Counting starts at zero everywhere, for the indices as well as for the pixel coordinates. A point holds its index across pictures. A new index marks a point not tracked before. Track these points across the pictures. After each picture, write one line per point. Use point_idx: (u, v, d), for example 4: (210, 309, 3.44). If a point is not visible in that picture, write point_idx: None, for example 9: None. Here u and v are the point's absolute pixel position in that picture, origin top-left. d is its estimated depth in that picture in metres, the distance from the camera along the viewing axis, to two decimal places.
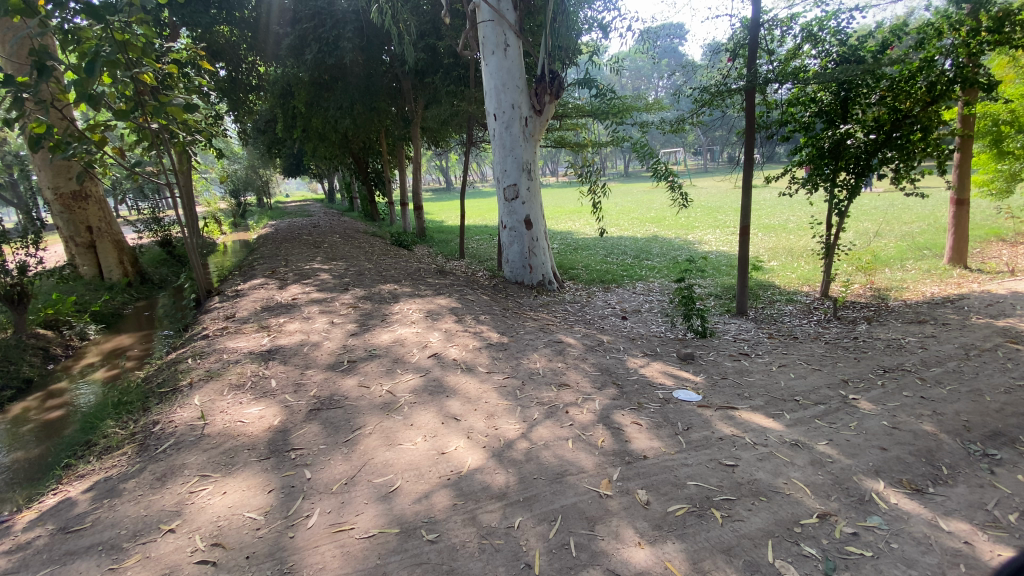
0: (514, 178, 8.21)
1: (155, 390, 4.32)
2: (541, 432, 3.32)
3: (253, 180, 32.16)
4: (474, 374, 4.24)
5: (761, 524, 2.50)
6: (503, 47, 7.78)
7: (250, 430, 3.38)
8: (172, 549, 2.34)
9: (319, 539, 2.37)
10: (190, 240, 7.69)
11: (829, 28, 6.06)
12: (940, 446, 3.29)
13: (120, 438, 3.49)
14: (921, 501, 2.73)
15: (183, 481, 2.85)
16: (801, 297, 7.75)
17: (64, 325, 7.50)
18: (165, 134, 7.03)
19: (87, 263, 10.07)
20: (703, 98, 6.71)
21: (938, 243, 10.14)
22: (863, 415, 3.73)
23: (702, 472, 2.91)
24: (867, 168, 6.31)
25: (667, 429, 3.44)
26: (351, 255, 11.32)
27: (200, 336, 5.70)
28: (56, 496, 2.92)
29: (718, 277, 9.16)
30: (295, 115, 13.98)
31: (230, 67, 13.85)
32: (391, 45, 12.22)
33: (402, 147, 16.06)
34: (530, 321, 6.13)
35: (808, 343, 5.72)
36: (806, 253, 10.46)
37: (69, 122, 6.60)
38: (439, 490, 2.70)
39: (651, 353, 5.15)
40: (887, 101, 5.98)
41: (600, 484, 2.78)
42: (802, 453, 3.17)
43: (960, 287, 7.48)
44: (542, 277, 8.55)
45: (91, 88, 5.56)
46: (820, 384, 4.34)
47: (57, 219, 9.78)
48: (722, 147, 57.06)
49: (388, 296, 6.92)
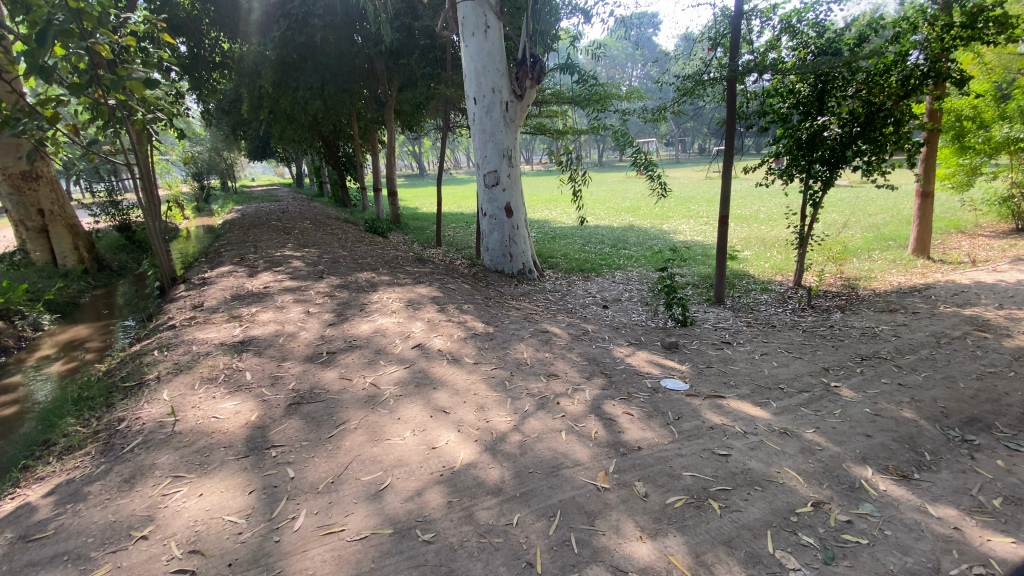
0: (494, 164, 8.04)
1: (119, 384, 4.04)
2: (533, 425, 3.24)
3: (217, 164, 30.87)
4: (460, 365, 4.12)
5: (759, 515, 2.49)
6: (484, 28, 7.56)
7: (225, 426, 3.19)
8: (146, 559, 2.16)
9: (307, 543, 2.24)
10: (151, 225, 7.26)
11: (807, 21, 6.14)
12: (920, 432, 3.37)
13: (82, 437, 3.24)
14: (909, 488, 2.78)
15: (154, 483, 2.66)
16: (775, 286, 7.90)
17: (16, 314, 6.98)
18: (123, 111, 6.59)
19: (40, 248, 9.44)
20: (685, 87, 6.66)
21: (902, 235, 10.45)
22: (846, 402, 3.79)
23: (697, 463, 2.89)
24: (842, 160, 6.31)
25: (658, 419, 3.41)
26: (323, 242, 10.98)
27: (166, 327, 5.37)
28: (14, 501, 2.69)
29: (695, 267, 9.26)
30: (262, 95, 13.28)
31: (191, 43, 12.92)
32: (364, 24, 11.77)
33: (376, 131, 15.60)
34: (513, 311, 6.03)
35: (786, 331, 5.82)
36: (778, 242, 10.70)
37: (16, 97, 6.09)
38: (432, 487, 2.60)
39: (636, 342, 5.12)
40: (861, 95, 6.08)
41: (597, 477, 2.73)
42: (791, 442, 3.19)
43: (924, 276, 7.75)
44: (522, 266, 8.44)
45: (42, 59, 5.10)
46: (803, 372, 4.41)
47: (6, 200, 9.09)
48: (693, 137, 57.89)
49: (366, 284, 6.70)
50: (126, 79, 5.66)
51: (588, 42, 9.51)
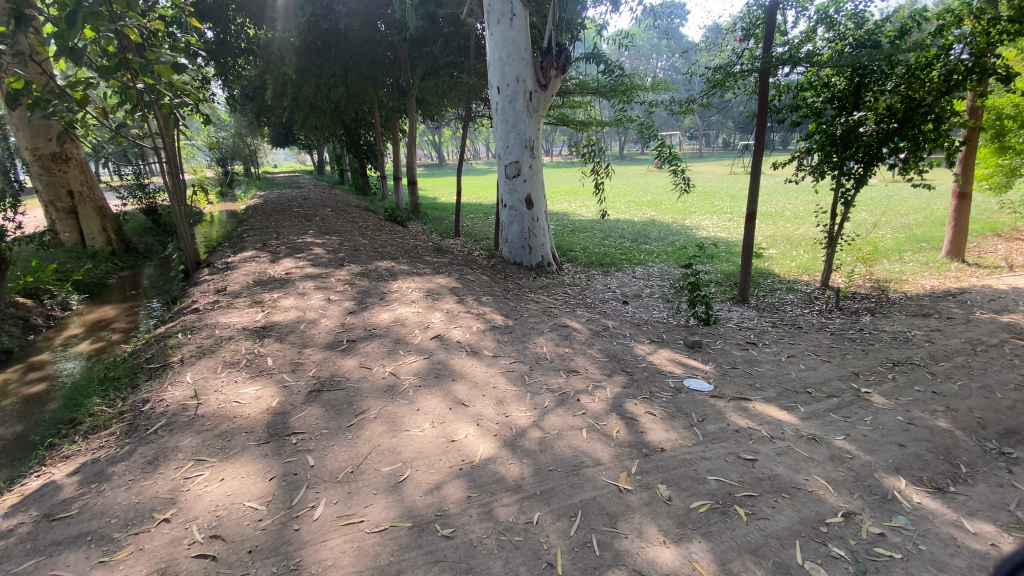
0: (516, 155, 7.94)
1: (144, 365, 4.11)
2: (553, 421, 3.20)
3: (240, 150, 31.28)
4: (479, 357, 4.09)
5: (787, 523, 2.41)
6: (509, 15, 7.40)
7: (247, 412, 3.20)
8: (168, 542, 2.18)
9: (327, 532, 2.23)
10: (176, 208, 7.31)
11: (845, 11, 5.88)
12: (956, 443, 3.23)
13: (107, 417, 3.29)
14: (944, 501, 2.66)
15: (177, 466, 2.68)
16: (801, 286, 7.69)
17: (45, 294, 7.16)
18: (151, 95, 6.65)
19: (69, 230, 9.66)
20: (715, 79, 6.44)
21: (936, 237, 10.08)
22: (877, 409, 3.66)
23: (722, 466, 2.81)
24: (876, 157, 6.05)
25: (682, 420, 3.33)
26: (344, 230, 11.03)
27: (190, 310, 5.44)
28: (39, 479, 2.73)
29: (718, 264, 9.06)
30: (286, 84, 13.03)
31: (218, 29, 13.02)
32: (389, 11, 11.71)
33: (397, 120, 15.56)
34: (532, 304, 5.97)
35: (813, 333, 5.66)
36: (805, 241, 10.42)
37: (48, 79, 6.17)
38: (452, 481, 2.58)
39: (658, 340, 5.03)
40: (901, 89, 5.80)
41: (618, 478, 2.67)
42: (820, 448, 3.09)
43: (959, 280, 7.47)
44: (541, 259, 8.35)
45: (72, 41, 5.13)
46: (831, 376, 4.27)
47: (36, 181, 9.30)
48: (717, 131, 56.82)
49: (386, 273, 6.68)
50: (154, 63, 5.65)
51: (614, 31, 9.22)
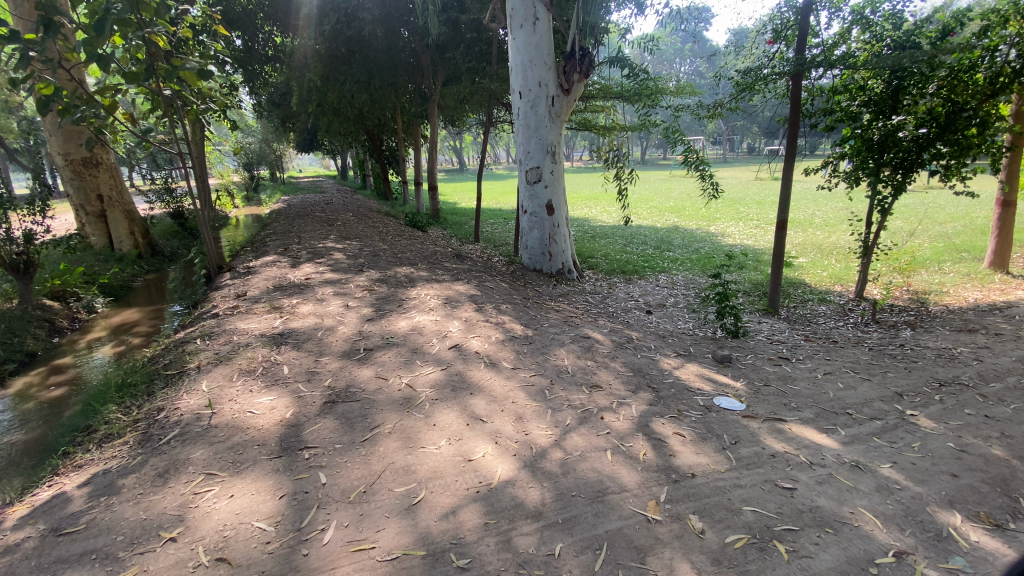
0: (536, 161, 7.81)
1: (161, 371, 4.08)
2: (576, 441, 3.04)
3: (265, 154, 31.88)
4: (498, 370, 3.94)
5: (832, 563, 2.20)
6: (532, 20, 7.27)
7: (260, 423, 3.12)
8: (172, 564, 2.09)
9: (337, 559, 2.11)
10: (202, 213, 7.29)
11: (882, 12, 5.57)
12: (1014, 474, 2.96)
13: (122, 425, 3.25)
14: (1006, 540, 2.42)
15: (187, 480, 2.61)
16: (834, 297, 7.37)
17: (71, 297, 7.31)
18: (178, 101, 6.71)
19: (98, 233, 9.86)
20: (745, 82, 6.16)
21: (977, 247, 9.54)
22: (925, 434, 3.40)
23: (759, 496, 2.61)
24: (916, 164, 5.72)
25: (713, 442, 3.13)
26: (365, 235, 11.05)
27: (209, 315, 5.42)
28: (51, 489, 2.69)
29: (746, 274, 8.74)
30: (311, 90, 13.20)
31: (246, 37, 13.32)
32: (412, 17, 11.78)
33: (419, 125, 15.62)
34: (553, 313, 5.81)
35: (850, 348, 5.36)
36: (836, 250, 10.07)
37: (78, 85, 6.27)
38: (468, 506, 2.44)
39: (684, 354, 4.82)
40: (942, 92, 5.48)
41: (646, 507, 2.49)
42: (865, 478, 2.86)
43: (1004, 293, 7.06)
44: (561, 265, 8.18)
45: (101, 47, 5.17)
46: (873, 397, 3.99)
47: (68, 185, 9.55)
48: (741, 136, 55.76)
49: (405, 279, 6.62)
50: (180, 69, 5.69)
51: (638, 35, 8.99)
